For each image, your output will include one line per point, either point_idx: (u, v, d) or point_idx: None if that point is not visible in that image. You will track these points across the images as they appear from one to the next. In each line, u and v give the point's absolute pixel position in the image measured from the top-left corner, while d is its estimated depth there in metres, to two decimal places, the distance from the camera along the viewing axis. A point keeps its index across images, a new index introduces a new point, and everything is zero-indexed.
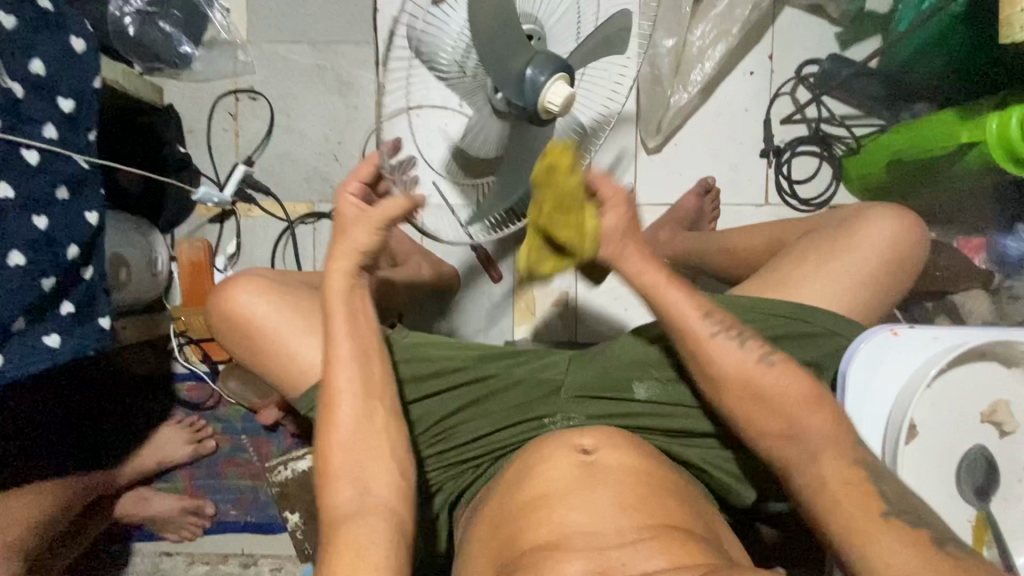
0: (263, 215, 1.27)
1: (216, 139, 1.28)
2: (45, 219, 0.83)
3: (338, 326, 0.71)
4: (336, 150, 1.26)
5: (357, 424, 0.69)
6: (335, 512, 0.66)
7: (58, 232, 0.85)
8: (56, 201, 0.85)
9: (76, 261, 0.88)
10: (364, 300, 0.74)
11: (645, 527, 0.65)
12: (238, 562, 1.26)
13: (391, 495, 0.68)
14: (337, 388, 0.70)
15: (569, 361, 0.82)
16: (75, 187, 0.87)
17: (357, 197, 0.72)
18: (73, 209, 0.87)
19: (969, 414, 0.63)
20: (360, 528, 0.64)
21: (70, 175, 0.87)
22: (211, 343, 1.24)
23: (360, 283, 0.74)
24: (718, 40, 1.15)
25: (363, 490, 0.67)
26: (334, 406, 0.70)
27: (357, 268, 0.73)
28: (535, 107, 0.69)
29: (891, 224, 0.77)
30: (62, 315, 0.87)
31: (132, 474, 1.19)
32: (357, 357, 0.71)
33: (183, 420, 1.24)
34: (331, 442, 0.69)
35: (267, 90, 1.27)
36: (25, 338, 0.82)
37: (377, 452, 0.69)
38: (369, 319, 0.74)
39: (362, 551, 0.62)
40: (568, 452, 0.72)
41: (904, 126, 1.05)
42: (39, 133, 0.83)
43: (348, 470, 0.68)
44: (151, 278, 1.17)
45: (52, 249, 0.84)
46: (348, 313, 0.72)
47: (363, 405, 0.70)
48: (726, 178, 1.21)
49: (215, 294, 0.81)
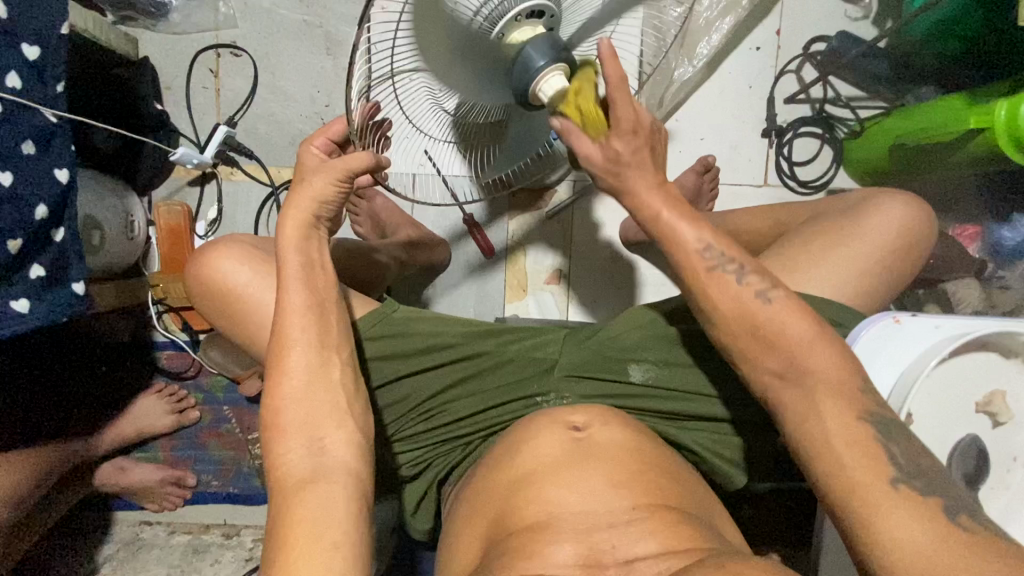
0: (246, 179, 1.22)
1: (195, 97, 1.21)
2: (10, 174, 0.78)
3: (291, 276, 0.65)
4: (323, 113, 1.20)
5: (313, 380, 0.63)
6: (287, 480, 0.59)
7: (24, 189, 0.79)
8: (21, 156, 0.79)
9: (45, 222, 0.82)
10: (321, 250, 0.69)
11: (637, 507, 0.63)
12: (221, 532, 1.24)
13: (349, 456, 0.61)
14: (289, 342, 0.64)
15: (564, 340, 0.80)
16: (42, 142, 0.82)
17: (321, 151, 0.70)
18: (41, 166, 0.82)
19: (965, 404, 0.62)
20: (316, 495, 0.57)
21: (37, 128, 0.81)
22: (192, 312, 1.20)
23: (318, 233, 0.69)
24: (726, 12, 1.11)
25: (318, 451, 0.60)
26: (285, 361, 0.63)
27: (312, 217, 0.68)
28: (526, 93, 0.66)
29: (897, 211, 0.76)
30: (32, 279, 0.82)
31: (111, 444, 1.16)
32: (312, 308, 0.65)
33: (162, 389, 1.20)
34: (280, 398, 0.62)
35: (251, 46, 1.20)
36: None
37: (336, 411, 0.63)
38: (327, 271, 0.68)
39: (316, 519, 0.56)
40: (559, 429, 0.70)
41: (908, 109, 1.03)
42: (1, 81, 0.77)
43: (301, 432, 0.61)
44: (128, 242, 1.12)
45: (19, 208, 0.79)
46: (303, 262, 0.66)
47: (319, 359, 0.64)
48: (726, 157, 1.18)
49: (193, 260, 0.77)
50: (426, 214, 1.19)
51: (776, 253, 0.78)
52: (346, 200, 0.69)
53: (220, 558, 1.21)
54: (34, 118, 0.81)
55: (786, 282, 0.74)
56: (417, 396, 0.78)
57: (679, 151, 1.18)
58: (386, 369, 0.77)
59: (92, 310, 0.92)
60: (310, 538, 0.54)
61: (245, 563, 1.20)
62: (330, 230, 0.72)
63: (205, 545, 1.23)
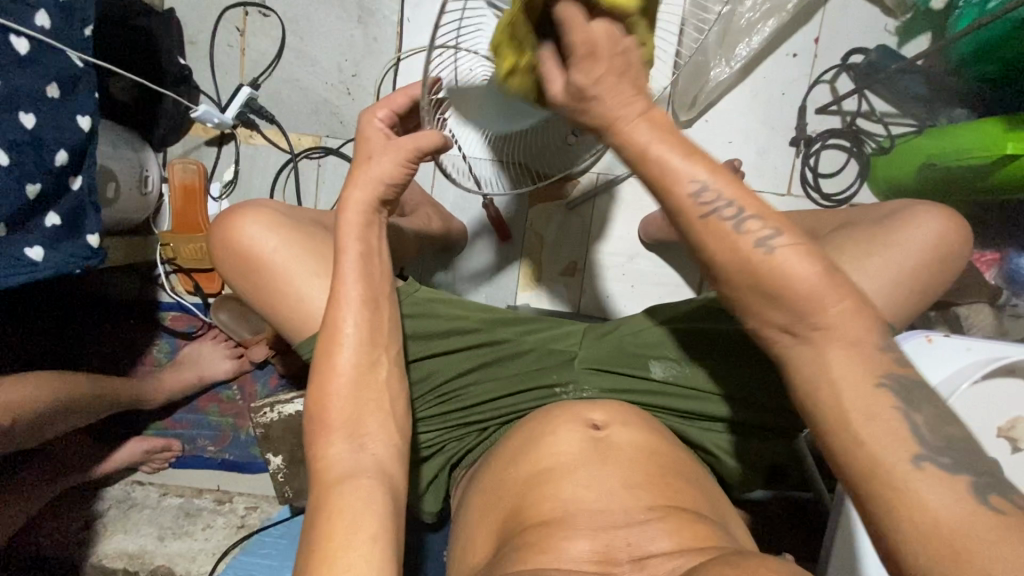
0: (265, 144, 1.19)
1: (219, 55, 1.18)
2: (32, 116, 0.75)
3: (350, 266, 0.64)
4: (349, 83, 1.17)
5: (360, 380, 0.62)
6: (325, 475, 0.58)
7: (46, 133, 0.77)
8: (46, 99, 0.77)
9: (63, 169, 0.80)
10: (380, 239, 0.68)
11: (654, 507, 0.62)
12: (213, 498, 1.22)
13: (385, 452, 0.61)
14: (341, 338, 0.63)
15: (585, 333, 0.80)
16: (66, 86, 0.79)
17: (384, 123, 0.69)
18: (64, 111, 0.79)
19: (986, 427, 0.62)
20: (353, 491, 0.56)
21: (62, 72, 0.78)
22: (203, 274, 1.18)
23: (379, 219, 0.68)
24: (770, 14, 1.09)
25: (359, 447, 0.60)
26: (335, 355, 0.62)
27: (377, 201, 0.67)
28: None
29: (933, 229, 0.75)
30: (46, 227, 0.80)
31: (164, 393, 1.15)
32: (367, 301, 0.64)
33: (219, 336, 1.19)
34: (327, 389, 0.62)
35: (280, 7, 1.17)
36: (6, 248, 0.75)
37: (382, 411, 0.63)
38: (383, 261, 0.68)
39: (355, 516, 0.54)
40: (579, 425, 0.69)
41: (940, 131, 1.03)
42: (29, 20, 0.75)
43: (345, 428, 0.61)
44: (141, 198, 1.09)
45: (40, 152, 0.76)
46: (362, 252, 0.65)
47: (368, 359, 0.63)
48: (753, 162, 1.18)
49: (219, 225, 0.75)
50: (446, 194, 1.19)
51: None
52: (409, 186, 0.68)
53: (212, 522, 1.18)
54: (60, 63, 0.78)
55: None
56: (436, 377, 0.77)
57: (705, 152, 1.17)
58: (412, 350, 0.76)
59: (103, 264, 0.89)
60: (350, 531, 0.53)
61: (237, 530, 1.17)
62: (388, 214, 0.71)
63: (197, 509, 1.20)
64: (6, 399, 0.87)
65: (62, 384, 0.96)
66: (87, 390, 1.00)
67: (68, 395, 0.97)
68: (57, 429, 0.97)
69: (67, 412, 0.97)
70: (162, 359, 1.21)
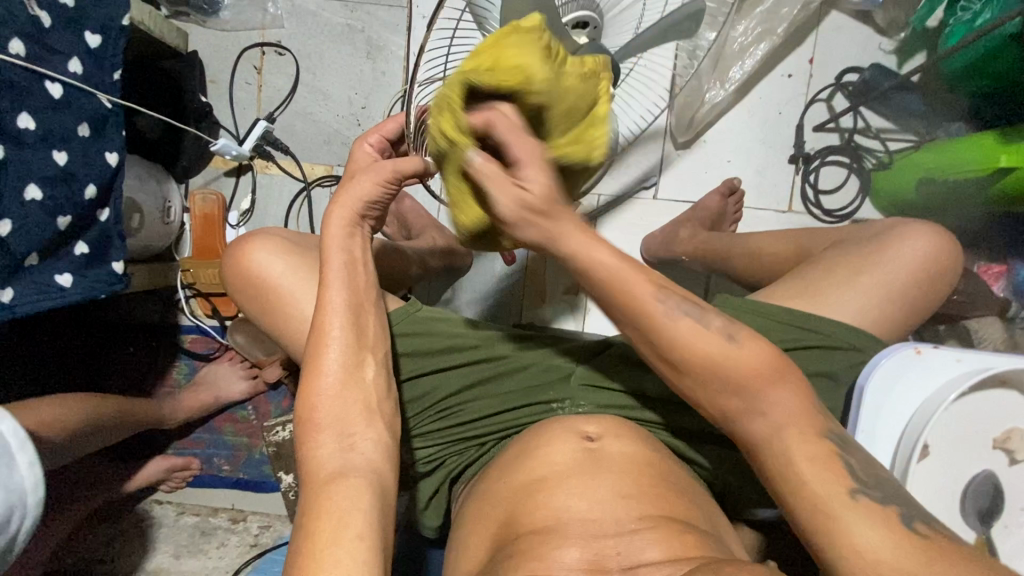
0: (280, 173, 1.25)
1: (238, 92, 1.25)
2: (64, 154, 0.81)
3: (335, 275, 0.68)
4: (359, 115, 1.23)
5: (347, 379, 0.66)
6: (316, 475, 0.61)
7: (77, 168, 0.83)
8: (77, 137, 0.83)
9: (92, 202, 0.86)
10: (363, 250, 0.72)
11: (644, 517, 0.63)
12: (228, 516, 1.25)
13: (376, 455, 0.64)
14: (328, 340, 0.66)
15: (580, 349, 0.82)
16: (97, 125, 0.86)
17: (374, 148, 0.75)
18: (94, 148, 0.86)
19: (981, 439, 0.62)
20: (342, 491, 0.59)
21: (93, 112, 0.85)
22: (221, 298, 1.23)
23: (362, 231, 0.72)
24: (761, 39, 1.12)
25: (347, 448, 0.63)
26: (322, 357, 0.66)
27: (357, 216, 0.71)
28: None
29: (923, 243, 0.76)
30: (75, 255, 0.85)
31: (185, 412, 1.19)
32: (350, 307, 0.68)
33: (235, 357, 1.24)
34: (314, 392, 0.65)
35: (295, 46, 1.24)
36: (38, 274, 0.81)
37: (367, 411, 0.66)
38: (367, 270, 0.71)
39: (343, 517, 0.56)
40: (573, 439, 0.71)
41: (935, 145, 1.04)
42: (64, 66, 0.81)
43: (333, 429, 0.64)
44: (163, 227, 1.16)
45: (71, 186, 0.82)
46: (347, 259, 0.69)
47: (354, 359, 0.67)
48: (753, 180, 1.19)
49: (229, 252, 0.80)
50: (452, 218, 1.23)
51: (800, 276, 0.79)
52: (389, 200, 0.73)
53: (226, 541, 1.22)
54: (91, 103, 0.85)
55: (808, 306, 0.75)
56: (435, 393, 0.80)
57: (704, 172, 1.20)
58: (409, 366, 0.79)
59: (127, 290, 0.95)
60: (336, 529, 0.55)
61: (250, 548, 1.20)
62: (374, 227, 0.75)
63: (212, 528, 1.24)
64: (48, 416, 0.93)
65: (91, 405, 1.01)
66: (111, 408, 1.05)
67: (94, 414, 1.01)
68: (87, 447, 1.01)
69: (94, 432, 1.01)
70: (181, 381, 1.26)
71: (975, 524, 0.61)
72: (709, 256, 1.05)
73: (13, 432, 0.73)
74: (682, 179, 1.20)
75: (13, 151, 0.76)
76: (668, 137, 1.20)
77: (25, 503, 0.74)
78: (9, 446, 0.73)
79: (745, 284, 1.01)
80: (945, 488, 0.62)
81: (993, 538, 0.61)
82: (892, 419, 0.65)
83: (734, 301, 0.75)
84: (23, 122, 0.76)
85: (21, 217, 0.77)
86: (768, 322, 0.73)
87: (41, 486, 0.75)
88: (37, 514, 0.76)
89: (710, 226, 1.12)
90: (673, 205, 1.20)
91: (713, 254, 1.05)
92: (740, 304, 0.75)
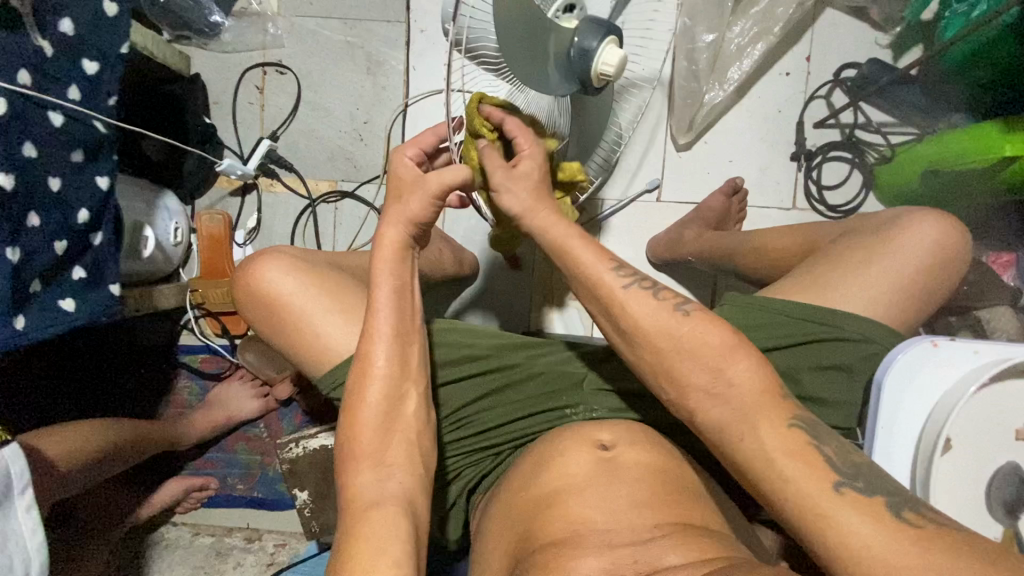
0: (285, 190, 1.26)
1: (241, 112, 1.26)
2: (58, 179, 0.82)
3: (384, 302, 0.69)
4: (362, 130, 1.25)
5: (389, 410, 0.66)
6: (355, 503, 0.61)
7: (69, 194, 0.84)
8: (69, 163, 0.84)
9: (85, 226, 0.86)
10: (412, 276, 0.72)
11: (660, 525, 0.62)
12: (243, 535, 1.25)
13: (411, 484, 0.64)
14: (372, 371, 0.67)
15: (593, 355, 0.81)
16: (90, 150, 0.87)
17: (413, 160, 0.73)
18: (85, 174, 0.87)
19: (1005, 430, 0.62)
20: (381, 519, 0.59)
21: (89, 139, 0.87)
22: (230, 318, 1.24)
23: (411, 257, 0.73)
24: (758, 38, 1.13)
25: (384, 476, 0.64)
26: (366, 387, 0.67)
27: (409, 240, 0.72)
28: (587, 75, 0.66)
29: (932, 234, 0.76)
30: (74, 279, 0.86)
31: (198, 433, 1.19)
32: (397, 334, 0.68)
33: (246, 375, 1.24)
34: (358, 422, 0.66)
35: (296, 64, 1.26)
36: (44, 302, 0.81)
37: (408, 443, 0.67)
38: (414, 297, 0.72)
39: (382, 546, 0.57)
40: (586, 447, 0.70)
41: (938, 137, 1.04)
42: (64, 95, 0.82)
43: (373, 458, 0.65)
44: (172, 248, 1.17)
45: (63, 211, 0.83)
46: (396, 287, 0.70)
47: (398, 391, 0.67)
48: (756, 179, 1.20)
49: (240, 271, 0.80)
50: (458, 227, 1.23)
51: (809, 271, 0.79)
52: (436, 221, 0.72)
53: (243, 561, 1.21)
54: (85, 127, 0.86)
55: (818, 302, 0.75)
56: (453, 405, 0.79)
57: (707, 172, 1.20)
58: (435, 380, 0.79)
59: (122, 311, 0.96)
60: (374, 556, 0.56)
61: (266, 567, 1.20)
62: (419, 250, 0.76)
63: (229, 547, 1.23)
64: (72, 447, 0.94)
65: (107, 431, 1.01)
66: (124, 435, 1.04)
67: (108, 442, 1.00)
68: (102, 472, 1.00)
69: (108, 460, 1.00)
70: (193, 400, 1.27)
71: (1002, 517, 0.61)
72: (715, 256, 1.05)
73: (20, 476, 0.73)
74: (684, 181, 1.21)
75: (20, 179, 0.76)
76: (670, 138, 1.20)
77: (24, 546, 0.72)
78: (10, 491, 0.71)
79: (753, 281, 1.01)
80: (970, 483, 0.61)
81: (1022, 530, 0.60)
82: (909, 414, 0.65)
83: (743, 299, 0.76)
84: (27, 151, 0.77)
85: (23, 245, 0.77)
86: (779, 319, 0.73)
87: (40, 530, 0.74)
88: (43, 554, 0.74)
89: (716, 225, 1.12)
90: (677, 206, 1.21)
91: (719, 254, 1.05)
92: (749, 302, 0.75)
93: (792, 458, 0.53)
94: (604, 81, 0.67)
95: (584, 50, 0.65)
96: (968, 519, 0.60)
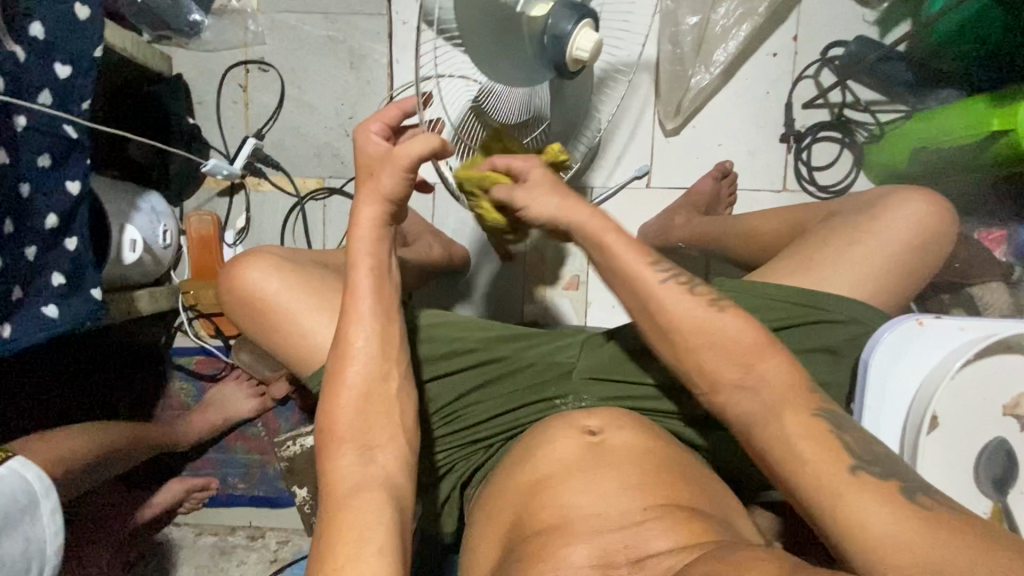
0: (272, 189, 1.26)
1: (225, 111, 1.26)
2: (25, 185, 0.80)
3: (364, 285, 0.69)
4: (347, 126, 1.24)
5: (369, 392, 0.66)
6: (338, 488, 0.61)
7: (36, 198, 0.82)
8: (36, 168, 0.82)
9: (55, 230, 0.84)
10: (389, 255, 0.72)
11: (650, 507, 0.62)
12: (246, 534, 1.26)
13: (392, 461, 0.64)
14: (350, 351, 0.67)
15: (581, 345, 0.81)
16: (58, 155, 0.84)
17: (380, 136, 0.72)
18: (53, 178, 0.84)
19: (991, 406, 0.62)
20: (362, 504, 0.59)
21: (58, 141, 0.84)
22: (223, 319, 1.24)
23: (389, 234, 0.73)
24: (743, 19, 1.11)
25: (367, 458, 0.64)
26: (346, 369, 0.66)
27: (386, 216, 0.71)
28: (564, 57, 0.67)
29: (918, 212, 0.75)
30: (52, 285, 0.84)
31: (195, 435, 1.20)
32: (378, 317, 0.68)
33: (242, 376, 1.24)
34: (337, 404, 0.66)
35: (278, 61, 1.25)
36: (25, 309, 0.82)
37: (389, 421, 0.66)
38: (392, 280, 0.71)
39: (365, 529, 0.57)
40: (575, 433, 0.71)
41: (926, 114, 1.03)
42: (33, 99, 0.80)
43: (354, 440, 0.64)
44: (162, 251, 1.16)
45: (27, 219, 0.81)
46: (374, 268, 0.70)
47: (380, 369, 0.67)
48: (745, 162, 1.19)
49: (226, 270, 0.80)
50: (447, 220, 1.22)
51: (796, 254, 0.79)
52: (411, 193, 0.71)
53: (245, 559, 1.24)
54: (53, 133, 0.83)
55: (805, 284, 0.74)
56: (443, 398, 0.80)
57: (695, 157, 1.19)
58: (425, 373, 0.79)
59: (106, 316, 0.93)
60: (358, 542, 0.56)
61: (270, 564, 1.24)
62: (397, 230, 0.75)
63: (230, 546, 1.25)
64: (66, 451, 0.94)
65: (102, 433, 1.02)
66: (121, 437, 1.04)
67: (103, 445, 1.00)
68: (99, 476, 1.00)
69: (105, 464, 1.01)
70: (189, 402, 1.27)
71: (991, 493, 0.61)
72: (704, 241, 1.05)
73: (40, 482, 0.80)
74: (673, 166, 1.20)
75: None
76: (658, 123, 1.19)
77: (44, 552, 0.79)
78: (35, 496, 0.79)
79: (743, 265, 1.00)
80: (957, 460, 0.61)
81: (1010, 505, 0.61)
82: (895, 394, 0.65)
83: (731, 283, 0.75)
84: None
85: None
86: (767, 302, 0.73)
87: (59, 533, 0.81)
88: (57, 557, 0.81)
89: (705, 209, 1.12)
90: (666, 192, 1.20)
91: (708, 240, 1.05)
92: (737, 285, 0.75)
93: (777, 442, 0.54)
94: (581, 63, 0.68)
95: (558, 35, 0.67)
96: (956, 496, 0.61)
